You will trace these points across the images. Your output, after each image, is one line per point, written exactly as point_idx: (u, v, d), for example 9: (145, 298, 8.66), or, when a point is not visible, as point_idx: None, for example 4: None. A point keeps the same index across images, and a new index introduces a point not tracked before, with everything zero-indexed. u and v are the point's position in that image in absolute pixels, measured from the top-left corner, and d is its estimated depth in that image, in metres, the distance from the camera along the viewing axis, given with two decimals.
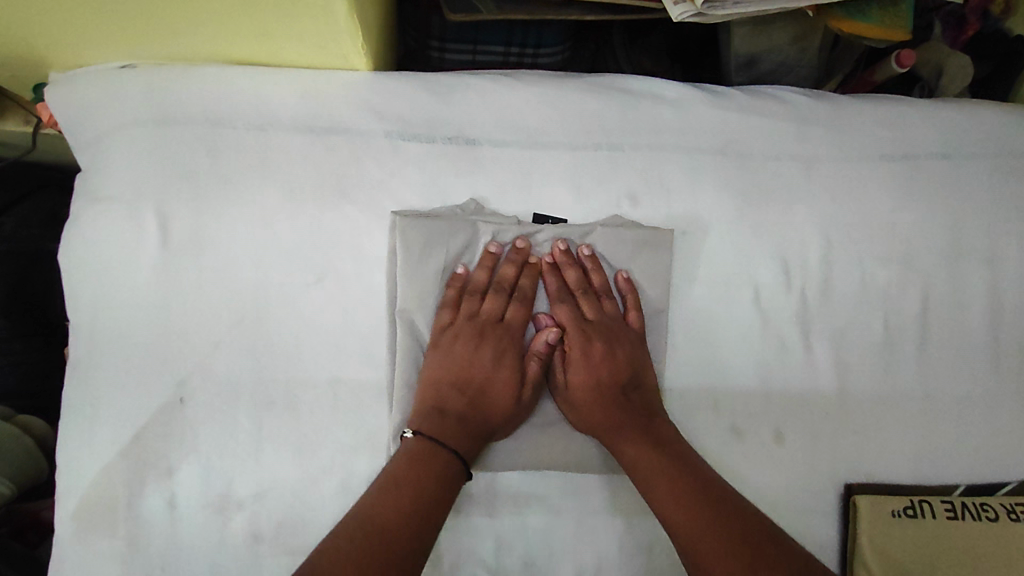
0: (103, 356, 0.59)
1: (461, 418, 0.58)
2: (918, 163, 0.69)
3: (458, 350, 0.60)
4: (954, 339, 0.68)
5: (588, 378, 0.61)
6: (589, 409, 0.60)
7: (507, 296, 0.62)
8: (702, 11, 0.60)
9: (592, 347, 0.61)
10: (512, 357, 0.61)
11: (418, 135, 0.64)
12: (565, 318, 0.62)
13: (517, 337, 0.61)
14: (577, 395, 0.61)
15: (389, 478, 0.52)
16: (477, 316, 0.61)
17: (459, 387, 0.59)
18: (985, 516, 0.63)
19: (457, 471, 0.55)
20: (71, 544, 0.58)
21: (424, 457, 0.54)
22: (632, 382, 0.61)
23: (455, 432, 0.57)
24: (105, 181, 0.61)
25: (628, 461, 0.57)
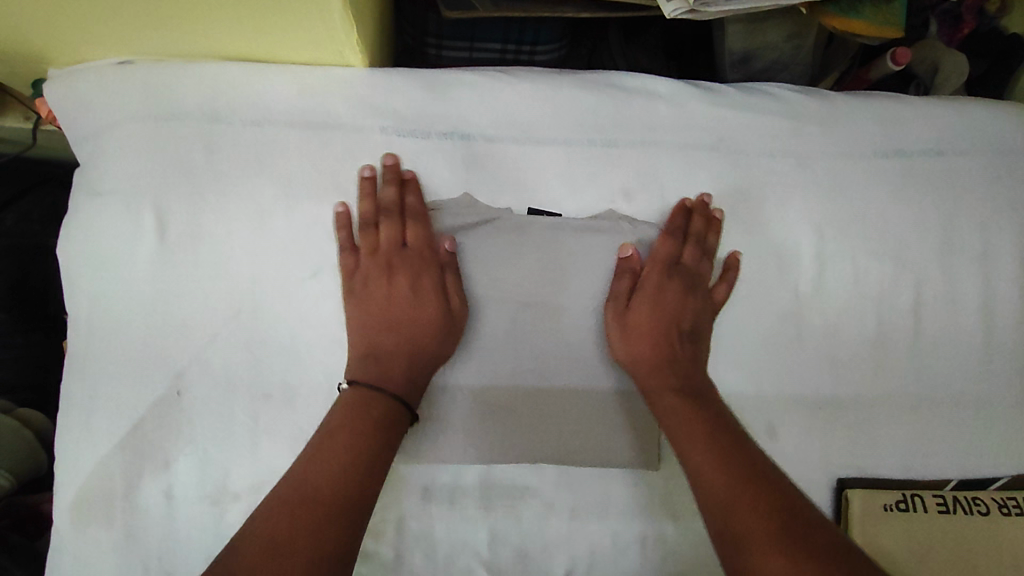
0: (102, 349, 0.60)
1: (393, 354, 0.60)
2: (911, 160, 0.70)
3: (374, 290, 0.61)
4: (947, 334, 0.68)
5: (651, 312, 0.62)
6: (649, 341, 0.61)
7: (400, 219, 0.62)
8: (695, 8, 0.60)
9: (669, 287, 0.63)
10: (427, 278, 0.61)
11: (414, 131, 0.65)
12: (658, 253, 0.63)
13: (423, 250, 0.62)
14: (633, 322, 0.62)
15: (325, 434, 0.53)
16: (379, 249, 0.62)
17: (386, 323, 0.61)
18: (977, 511, 0.63)
19: (398, 408, 0.56)
20: (70, 535, 0.59)
21: (359, 407, 0.55)
22: (692, 332, 0.63)
23: (393, 372, 0.58)
24: (104, 176, 0.62)
25: (664, 399, 0.59)
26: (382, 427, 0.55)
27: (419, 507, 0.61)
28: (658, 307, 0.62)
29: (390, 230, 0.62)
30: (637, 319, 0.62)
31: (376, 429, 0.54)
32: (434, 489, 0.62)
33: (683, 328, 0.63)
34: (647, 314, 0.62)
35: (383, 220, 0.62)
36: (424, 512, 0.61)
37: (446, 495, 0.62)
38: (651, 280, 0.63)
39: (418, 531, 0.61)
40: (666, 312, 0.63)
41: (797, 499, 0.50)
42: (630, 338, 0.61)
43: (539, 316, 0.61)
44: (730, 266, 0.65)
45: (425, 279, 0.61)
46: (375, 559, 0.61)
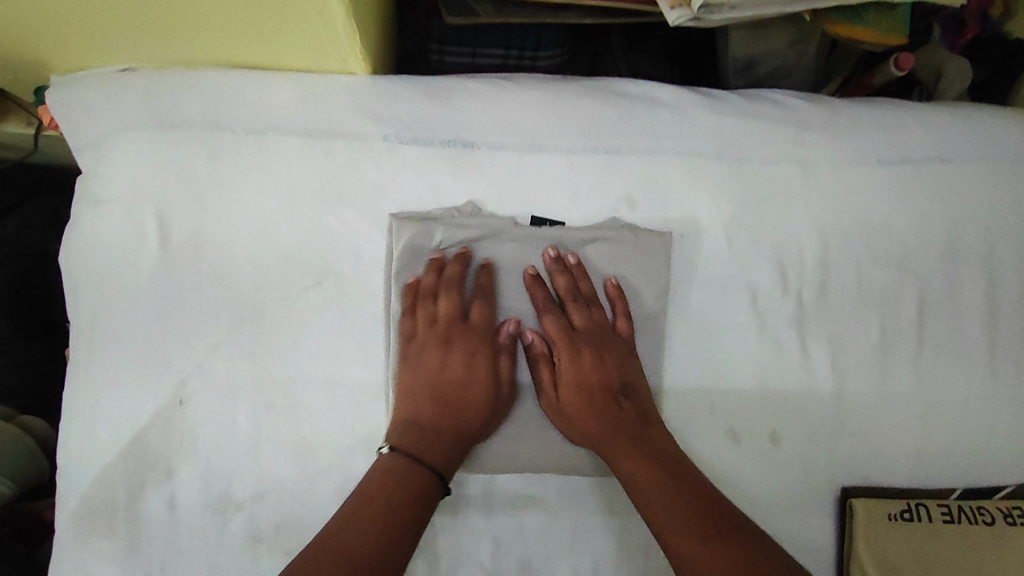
0: (104, 358, 0.60)
1: (435, 430, 0.57)
2: (915, 167, 0.70)
3: (426, 360, 0.59)
4: (951, 342, 0.68)
5: (576, 388, 0.60)
6: (580, 421, 0.59)
7: (468, 296, 0.61)
8: (699, 15, 0.60)
9: (583, 357, 0.60)
10: (483, 360, 0.60)
11: (416, 138, 0.64)
12: (551, 329, 0.61)
13: (485, 334, 0.61)
14: (568, 408, 0.60)
15: (361, 497, 0.52)
16: (439, 320, 0.60)
17: (433, 395, 0.59)
18: (982, 520, 0.63)
19: (435, 483, 0.55)
20: (72, 545, 0.59)
21: (393, 479, 0.54)
22: (621, 391, 0.60)
23: (436, 446, 0.57)
24: (106, 184, 0.62)
25: (626, 478, 0.57)
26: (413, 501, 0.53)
27: None
28: (581, 381, 0.60)
29: (452, 307, 0.60)
30: (567, 399, 0.60)
31: (410, 501, 0.53)
32: (437, 497, 0.62)
33: (611, 392, 0.60)
34: (574, 395, 0.60)
35: (444, 297, 0.60)
36: (427, 521, 0.61)
37: (449, 504, 0.62)
38: (563, 355, 0.60)
39: (421, 540, 0.61)
40: (594, 384, 0.60)
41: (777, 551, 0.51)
42: (562, 418, 0.60)
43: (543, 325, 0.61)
44: (613, 296, 0.63)
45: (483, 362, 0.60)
46: None
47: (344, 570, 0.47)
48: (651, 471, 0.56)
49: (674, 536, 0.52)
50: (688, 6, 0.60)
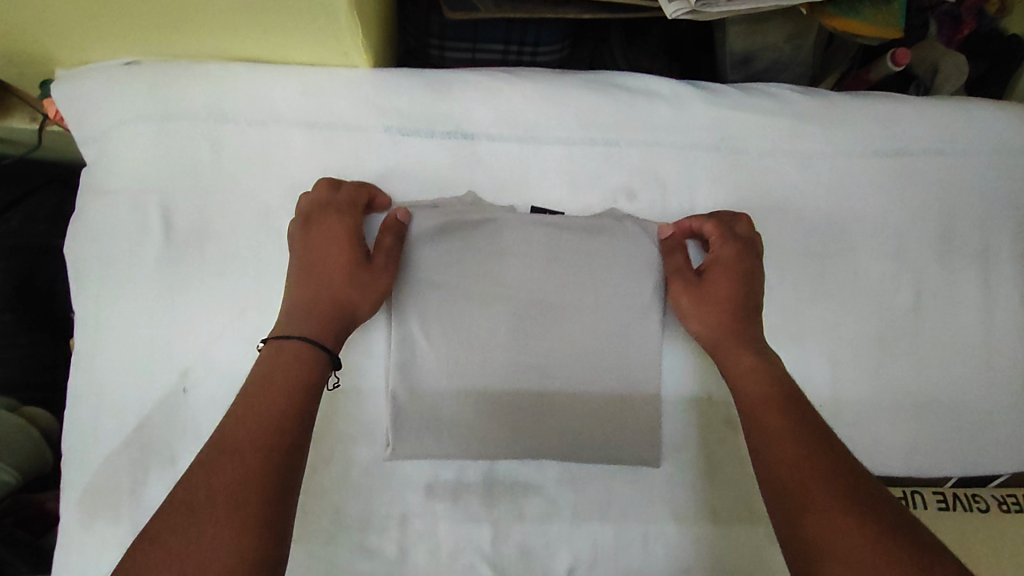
0: (109, 347, 0.60)
1: (312, 311, 0.58)
2: (911, 159, 0.70)
3: (301, 248, 0.60)
4: (947, 332, 0.69)
5: (729, 282, 0.62)
6: (719, 312, 0.61)
7: (329, 183, 0.62)
8: (696, 9, 0.61)
9: (743, 260, 0.63)
10: (349, 233, 0.60)
11: (417, 130, 0.65)
12: (712, 232, 0.64)
13: (349, 214, 0.61)
14: (714, 294, 0.62)
15: (257, 389, 0.52)
16: (306, 209, 0.61)
17: (309, 279, 0.59)
18: (977, 508, 0.66)
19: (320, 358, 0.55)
20: (77, 531, 0.59)
21: (282, 360, 0.54)
22: (755, 307, 0.63)
23: (312, 324, 0.57)
24: (111, 175, 0.63)
25: (736, 372, 0.59)
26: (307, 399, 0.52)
27: (423, 503, 0.62)
28: (737, 279, 0.62)
29: (319, 195, 0.61)
30: (714, 287, 0.62)
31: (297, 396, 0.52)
32: (437, 485, 0.62)
33: (749, 305, 0.62)
34: (723, 284, 0.62)
35: (316, 190, 0.61)
36: (428, 508, 0.62)
37: (450, 492, 0.62)
38: (725, 255, 0.63)
39: (421, 527, 0.62)
40: (738, 283, 0.62)
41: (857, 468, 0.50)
42: (704, 305, 0.62)
43: (541, 312, 0.62)
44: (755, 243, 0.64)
45: (345, 231, 0.60)
46: (379, 556, 0.61)
47: (239, 446, 0.48)
48: (769, 392, 0.56)
49: (782, 461, 0.51)
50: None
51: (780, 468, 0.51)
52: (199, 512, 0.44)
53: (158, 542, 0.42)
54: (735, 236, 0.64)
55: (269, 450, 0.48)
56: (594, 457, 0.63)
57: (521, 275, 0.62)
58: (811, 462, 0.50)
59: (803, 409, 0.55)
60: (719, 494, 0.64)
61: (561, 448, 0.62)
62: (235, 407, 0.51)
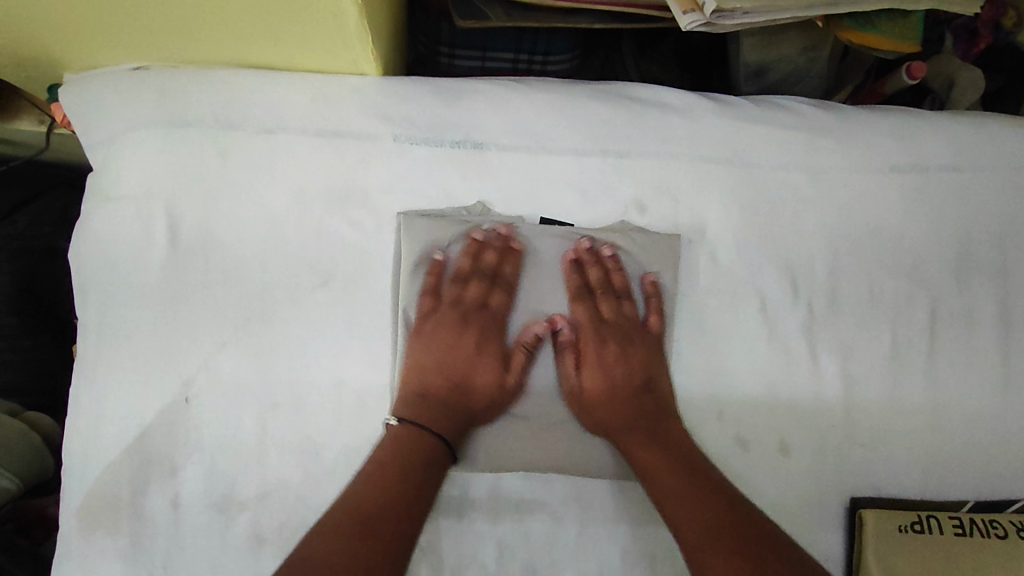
0: (111, 356, 0.60)
1: (444, 406, 0.61)
2: (927, 175, 0.69)
3: (441, 338, 0.62)
4: (962, 352, 0.67)
5: (602, 380, 0.62)
6: (602, 414, 0.62)
7: (491, 282, 0.63)
8: (711, 20, 0.59)
9: (607, 348, 0.63)
10: (496, 346, 0.63)
11: (426, 139, 0.64)
12: (583, 315, 0.64)
13: (501, 324, 0.63)
14: (590, 398, 0.62)
15: (376, 466, 0.55)
16: (460, 303, 0.63)
17: (444, 372, 0.62)
18: (995, 534, 0.62)
19: (437, 448, 0.58)
20: (75, 542, 0.58)
21: (403, 443, 0.57)
22: (646, 382, 0.63)
23: (442, 420, 0.60)
24: (117, 181, 0.62)
25: (644, 469, 0.59)
26: (422, 463, 0.57)
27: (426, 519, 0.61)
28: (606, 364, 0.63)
29: (475, 295, 0.63)
30: (589, 381, 0.63)
31: (425, 467, 0.57)
32: (442, 500, 0.61)
33: (636, 388, 0.62)
34: (599, 383, 0.62)
35: (471, 291, 0.63)
36: (431, 525, 0.61)
37: (454, 507, 0.61)
38: (589, 347, 0.63)
39: (424, 543, 0.60)
40: (621, 365, 0.63)
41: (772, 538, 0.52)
42: (591, 411, 0.62)
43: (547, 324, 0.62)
44: (650, 294, 0.65)
45: (496, 344, 0.63)
46: None
47: (366, 521, 0.51)
48: (670, 478, 0.57)
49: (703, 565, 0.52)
50: (700, 10, 0.59)
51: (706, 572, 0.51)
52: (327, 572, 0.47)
53: None
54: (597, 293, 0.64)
55: (393, 529, 0.52)
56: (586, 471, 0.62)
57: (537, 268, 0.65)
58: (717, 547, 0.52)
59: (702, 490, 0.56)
60: None
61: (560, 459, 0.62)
62: (358, 480, 0.55)
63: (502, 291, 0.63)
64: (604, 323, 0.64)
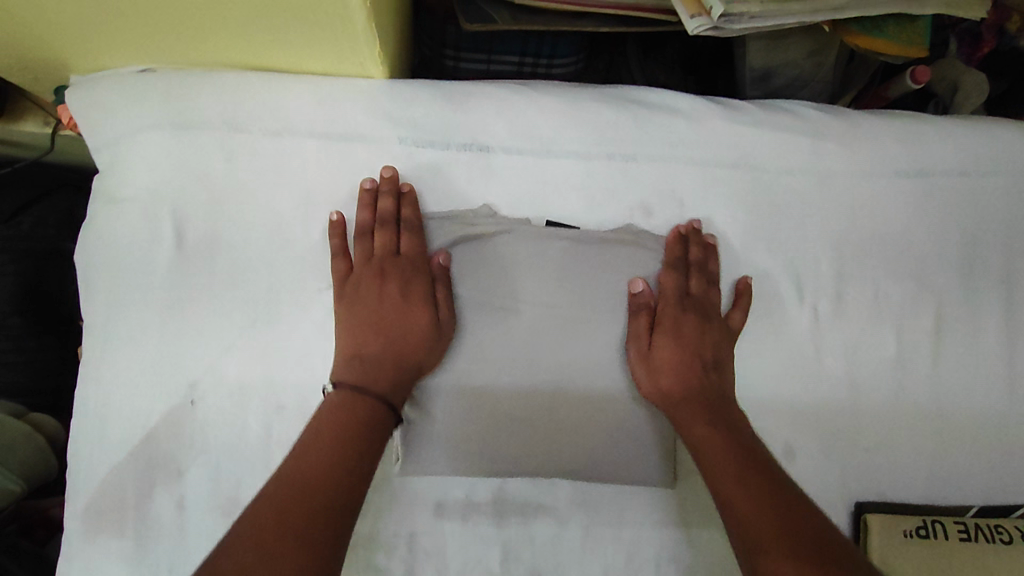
0: (116, 358, 0.60)
1: (380, 361, 0.58)
2: (933, 180, 0.69)
3: (365, 296, 0.60)
4: (968, 357, 0.67)
5: (674, 348, 0.60)
6: (669, 382, 0.59)
7: (397, 229, 0.61)
8: (718, 25, 0.59)
9: (686, 320, 0.62)
10: (418, 288, 0.60)
11: (432, 142, 0.65)
12: (668, 285, 0.62)
13: (418, 264, 0.61)
14: (659, 364, 0.60)
15: (315, 433, 0.53)
16: (372, 256, 0.61)
17: (373, 326, 0.59)
18: (1000, 539, 0.62)
19: (384, 411, 0.55)
20: (80, 544, 0.58)
21: (347, 410, 0.54)
22: (714, 365, 0.61)
23: (380, 375, 0.57)
24: (123, 183, 0.62)
25: (696, 436, 0.57)
26: (369, 428, 0.54)
27: (432, 521, 0.61)
28: (677, 335, 0.61)
29: (383, 246, 0.61)
30: (660, 348, 0.60)
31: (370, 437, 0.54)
32: (447, 503, 0.61)
33: (705, 363, 0.61)
34: (669, 350, 0.60)
35: (377, 241, 0.61)
36: (437, 527, 0.61)
37: (459, 510, 0.61)
38: (669, 311, 0.62)
39: (430, 546, 0.61)
40: (693, 339, 0.61)
41: (821, 521, 0.49)
42: (653, 376, 0.60)
43: (555, 324, 0.60)
44: (741, 292, 0.64)
45: (416, 285, 0.60)
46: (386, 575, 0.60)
47: (299, 484, 0.48)
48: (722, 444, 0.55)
49: (753, 535, 0.49)
50: (708, 15, 0.59)
51: (755, 545, 0.48)
52: (259, 539, 0.44)
53: (224, 554, 0.44)
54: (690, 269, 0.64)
55: (330, 490, 0.49)
56: (614, 476, 0.62)
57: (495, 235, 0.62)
58: (764, 509, 0.50)
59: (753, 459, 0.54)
60: None
61: (580, 468, 0.61)
62: (298, 446, 0.52)
63: (410, 235, 0.61)
64: (689, 301, 0.63)
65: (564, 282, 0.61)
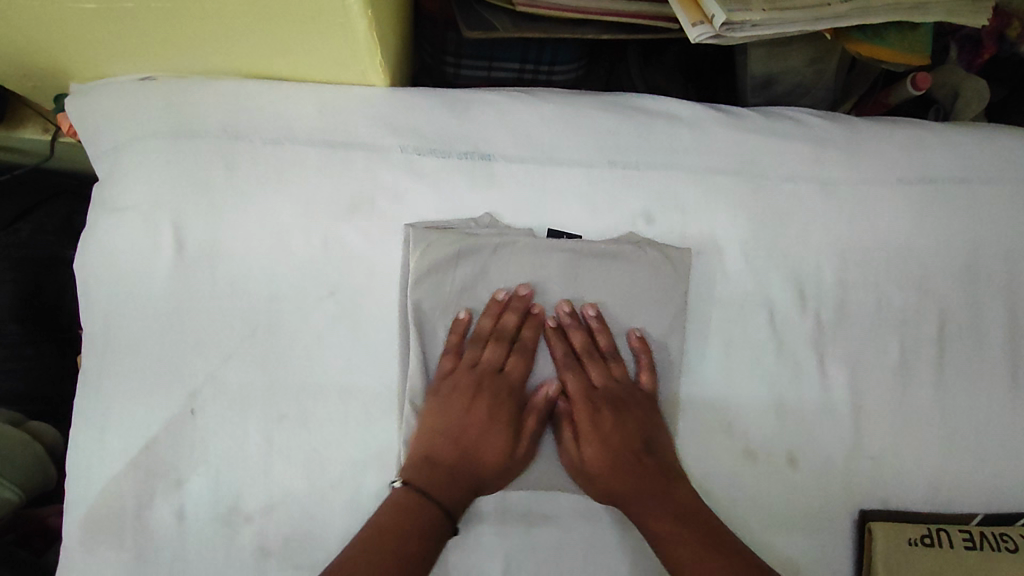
0: (116, 367, 0.59)
1: (451, 473, 0.56)
2: (936, 187, 0.69)
3: (454, 402, 0.59)
4: (972, 365, 0.67)
5: (600, 448, 0.58)
6: (608, 483, 0.58)
7: (508, 347, 0.60)
8: (719, 33, 0.59)
9: (602, 418, 0.59)
10: (508, 411, 0.59)
11: (434, 150, 0.64)
12: (574, 386, 0.60)
13: (518, 389, 0.60)
14: (594, 471, 0.58)
15: (374, 530, 0.51)
16: (476, 366, 0.60)
17: (451, 438, 0.58)
18: (1005, 547, 0.61)
19: (442, 524, 0.53)
20: (78, 555, 0.58)
21: (405, 511, 0.53)
22: (646, 448, 0.59)
23: (447, 489, 0.55)
24: (123, 191, 0.62)
25: (656, 534, 0.55)
26: (426, 538, 0.52)
27: None
28: (603, 433, 0.59)
29: (490, 359, 0.60)
30: (588, 457, 0.59)
31: (423, 536, 0.52)
32: None
33: (636, 453, 0.58)
34: (600, 453, 0.58)
35: (484, 355, 0.60)
36: None
37: (460, 520, 0.61)
38: (581, 412, 0.59)
39: None
40: (623, 428, 0.59)
41: None
42: (595, 487, 0.58)
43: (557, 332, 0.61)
44: (638, 351, 0.62)
45: (507, 409, 0.59)
46: None
47: None
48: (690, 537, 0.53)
49: None
50: (708, 23, 0.59)
51: None
52: None
53: None
54: (583, 353, 0.61)
55: None
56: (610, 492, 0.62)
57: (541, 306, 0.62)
58: None
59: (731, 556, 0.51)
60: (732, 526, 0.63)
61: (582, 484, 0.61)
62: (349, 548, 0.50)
63: (521, 358, 0.60)
64: (592, 394, 0.60)
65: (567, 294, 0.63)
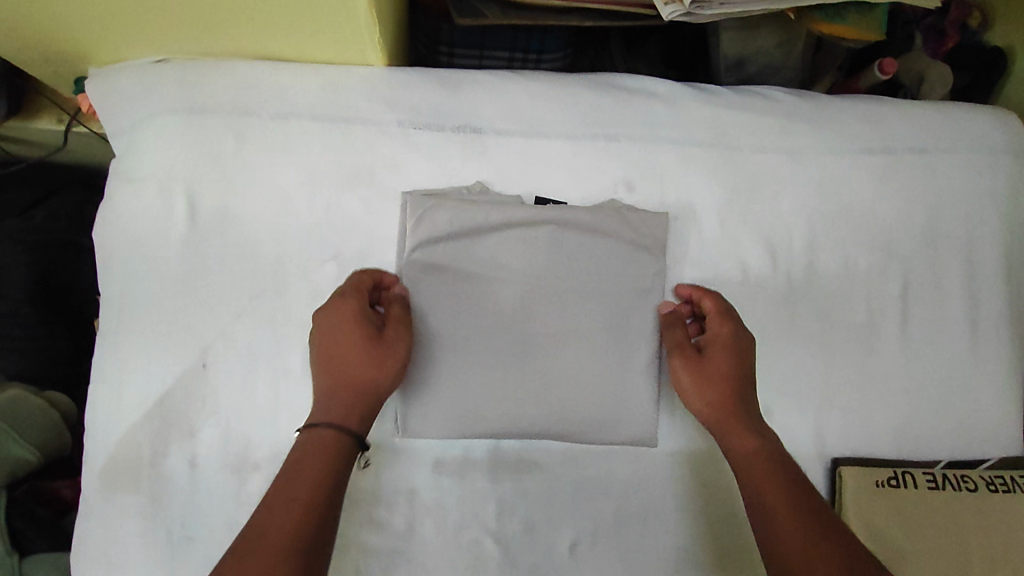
0: (134, 326, 0.63)
1: (333, 396, 0.55)
2: (897, 157, 0.74)
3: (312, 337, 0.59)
4: (933, 321, 0.72)
5: (727, 358, 0.62)
6: (724, 393, 0.60)
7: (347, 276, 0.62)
8: (690, 10, 0.64)
9: (738, 338, 0.63)
10: (352, 310, 0.58)
11: (428, 124, 0.69)
12: (712, 309, 0.65)
13: (360, 292, 0.59)
14: (714, 379, 0.61)
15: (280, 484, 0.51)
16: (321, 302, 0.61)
17: (321, 364, 0.57)
18: (966, 487, 0.66)
19: (344, 444, 0.53)
20: (98, 500, 0.62)
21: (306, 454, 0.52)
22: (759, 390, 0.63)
23: (337, 414, 0.55)
24: (139, 163, 0.66)
25: (737, 453, 0.58)
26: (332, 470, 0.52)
27: (431, 479, 0.65)
28: (728, 350, 0.62)
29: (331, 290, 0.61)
30: (715, 364, 0.62)
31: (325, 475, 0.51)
32: (446, 461, 0.66)
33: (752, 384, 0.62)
34: (724, 364, 0.61)
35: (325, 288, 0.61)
36: (436, 484, 0.65)
37: (457, 467, 0.66)
38: (720, 332, 0.63)
39: (429, 502, 0.65)
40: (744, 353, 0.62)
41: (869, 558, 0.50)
42: (710, 394, 0.61)
43: (544, 294, 0.65)
44: None
45: (350, 307, 0.58)
46: (389, 529, 0.65)
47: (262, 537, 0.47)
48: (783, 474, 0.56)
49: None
50: (680, 2, 0.64)
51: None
52: None
53: None
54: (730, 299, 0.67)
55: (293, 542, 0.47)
56: (603, 441, 0.67)
57: (526, 265, 0.65)
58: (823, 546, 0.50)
59: (809, 497, 0.54)
60: (715, 477, 0.68)
61: (575, 433, 0.66)
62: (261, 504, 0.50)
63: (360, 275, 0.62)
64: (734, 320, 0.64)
65: (563, 258, 0.66)
